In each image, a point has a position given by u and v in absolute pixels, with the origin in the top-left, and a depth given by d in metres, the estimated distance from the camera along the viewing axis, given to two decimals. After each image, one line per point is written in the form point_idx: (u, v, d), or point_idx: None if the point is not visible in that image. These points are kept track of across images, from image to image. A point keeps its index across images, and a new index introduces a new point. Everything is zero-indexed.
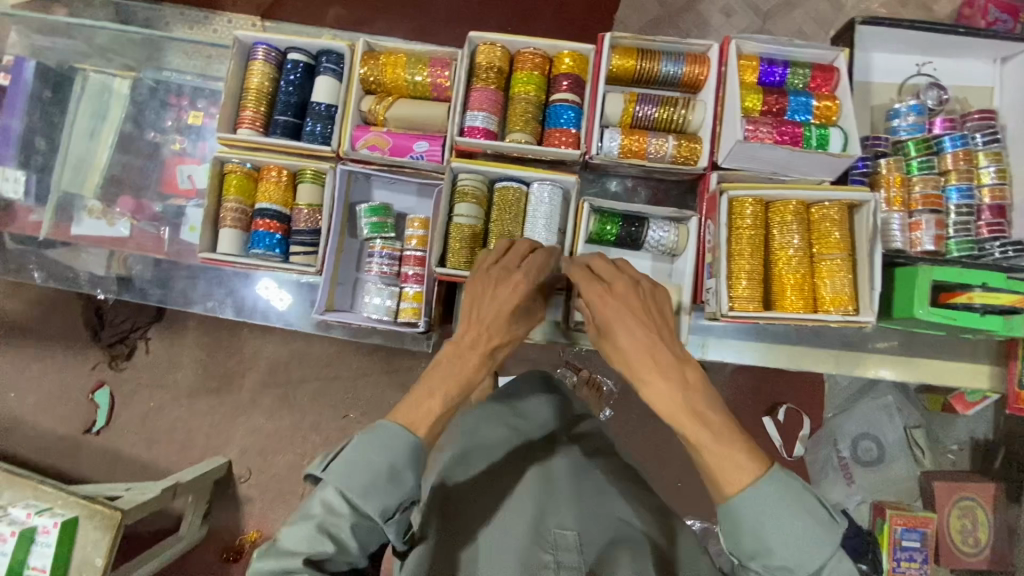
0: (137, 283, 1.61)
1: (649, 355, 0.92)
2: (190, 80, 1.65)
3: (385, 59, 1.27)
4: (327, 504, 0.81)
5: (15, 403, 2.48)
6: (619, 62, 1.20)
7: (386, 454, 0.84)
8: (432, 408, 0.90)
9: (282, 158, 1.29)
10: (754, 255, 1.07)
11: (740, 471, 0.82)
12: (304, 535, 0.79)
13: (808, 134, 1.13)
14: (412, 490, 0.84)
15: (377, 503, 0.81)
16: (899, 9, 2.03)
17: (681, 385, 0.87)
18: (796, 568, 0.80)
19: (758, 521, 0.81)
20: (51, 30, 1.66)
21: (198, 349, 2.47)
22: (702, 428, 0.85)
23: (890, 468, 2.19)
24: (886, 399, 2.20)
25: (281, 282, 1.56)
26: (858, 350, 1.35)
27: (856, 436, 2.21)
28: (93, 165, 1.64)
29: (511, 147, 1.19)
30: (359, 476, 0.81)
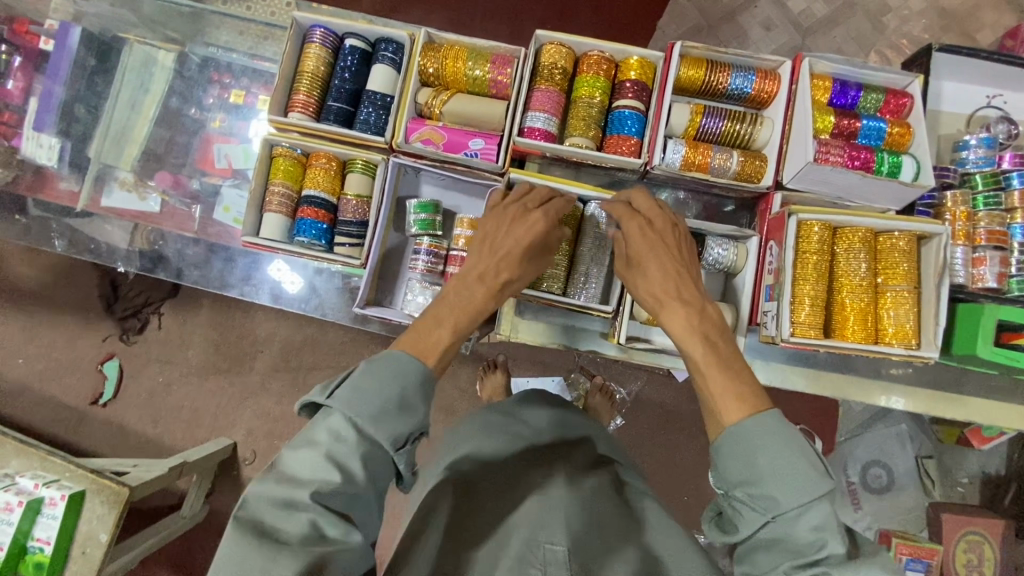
0: (174, 263, 1.59)
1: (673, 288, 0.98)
2: (235, 57, 1.62)
3: (446, 51, 1.24)
4: (333, 432, 0.75)
5: (23, 370, 2.46)
6: (688, 72, 1.17)
7: (395, 381, 0.80)
8: (438, 339, 0.88)
9: (333, 145, 1.27)
10: (819, 281, 1.04)
11: (740, 401, 0.85)
12: (311, 461, 0.73)
13: (880, 159, 1.11)
14: (423, 421, 0.80)
15: (388, 429, 0.76)
16: (941, 35, 2.02)
17: (700, 312, 0.94)
18: (783, 500, 0.76)
19: (746, 442, 0.80)
20: None
21: (210, 328, 2.44)
22: (709, 353, 0.91)
23: (899, 497, 2.18)
24: (899, 427, 2.19)
25: (292, 265, 1.55)
26: (877, 378, 1.32)
27: (866, 462, 2.20)
28: (132, 138, 1.62)
29: (573, 151, 1.16)
30: (368, 402, 0.77)
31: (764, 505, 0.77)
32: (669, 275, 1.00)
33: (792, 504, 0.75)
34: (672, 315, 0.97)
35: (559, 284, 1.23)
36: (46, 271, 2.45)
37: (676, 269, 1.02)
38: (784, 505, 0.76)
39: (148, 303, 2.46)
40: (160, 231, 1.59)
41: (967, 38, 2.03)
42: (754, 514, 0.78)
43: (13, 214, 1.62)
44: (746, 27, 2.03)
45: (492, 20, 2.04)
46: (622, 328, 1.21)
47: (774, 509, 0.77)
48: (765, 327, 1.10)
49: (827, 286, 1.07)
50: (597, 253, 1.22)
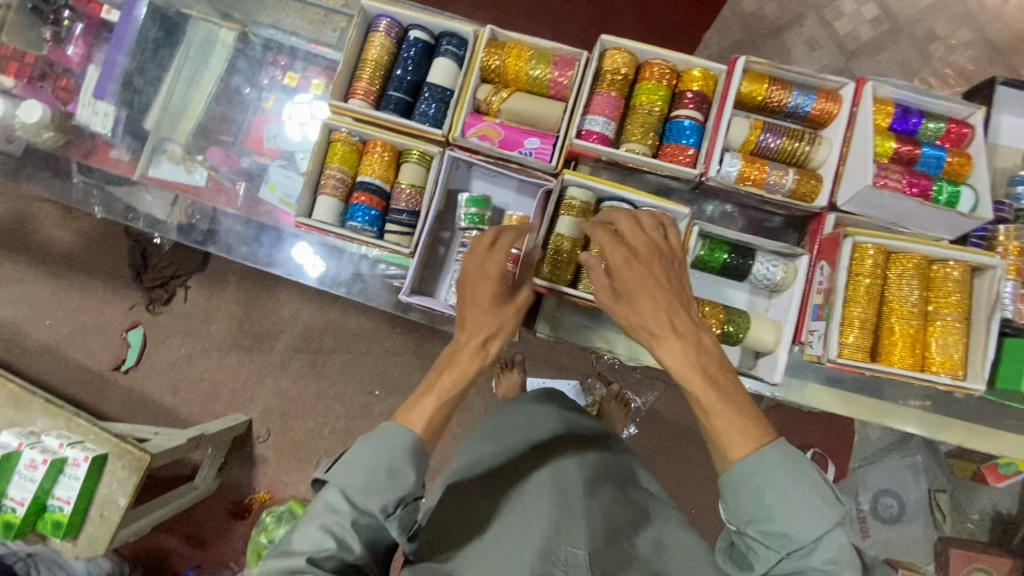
0: (224, 238, 1.64)
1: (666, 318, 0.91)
2: (293, 41, 1.65)
3: (509, 50, 1.25)
4: (329, 505, 0.86)
5: (50, 331, 2.51)
6: (750, 87, 1.18)
7: (387, 452, 0.89)
8: (425, 408, 0.93)
9: (390, 134, 1.28)
10: (868, 305, 1.05)
11: (743, 437, 0.85)
12: (310, 533, 0.83)
13: (938, 189, 1.11)
14: (413, 487, 0.88)
15: (376, 499, 0.86)
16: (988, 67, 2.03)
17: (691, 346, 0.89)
18: (796, 538, 0.81)
19: (759, 486, 0.83)
20: None
21: (235, 304, 2.47)
22: (707, 388, 0.88)
23: (908, 528, 2.16)
24: (913, 457, 2.18)
25: (315, 249, 1.61)
26: (903, 408, 1.31)
27: (877, 491, 2.19)
28: (188, 112, 1.65)
29: (629, 157, 1.17)
30: (359, 475, 0.87)
31: (778, 543, 0.82)
32: (645, 307, 0.92)
33: (803, 540, 0.80)
34: (666, 352, 0.91)
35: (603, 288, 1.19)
36: (81, 237, 2.50)
37: (655, 295, 0.92)
38: (797, 541, 0.81)
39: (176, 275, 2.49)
40: (206, 206, 1.65)
41: (1013, 72, 2.03)
42: (769, 551, 0.82)
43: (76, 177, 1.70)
44: (790, 44, 2.09)
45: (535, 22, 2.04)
46: None
47: (786, 546, 0.81)
48: (810, 346, 1.11)
49: (877, 311, 1.07)
50: None
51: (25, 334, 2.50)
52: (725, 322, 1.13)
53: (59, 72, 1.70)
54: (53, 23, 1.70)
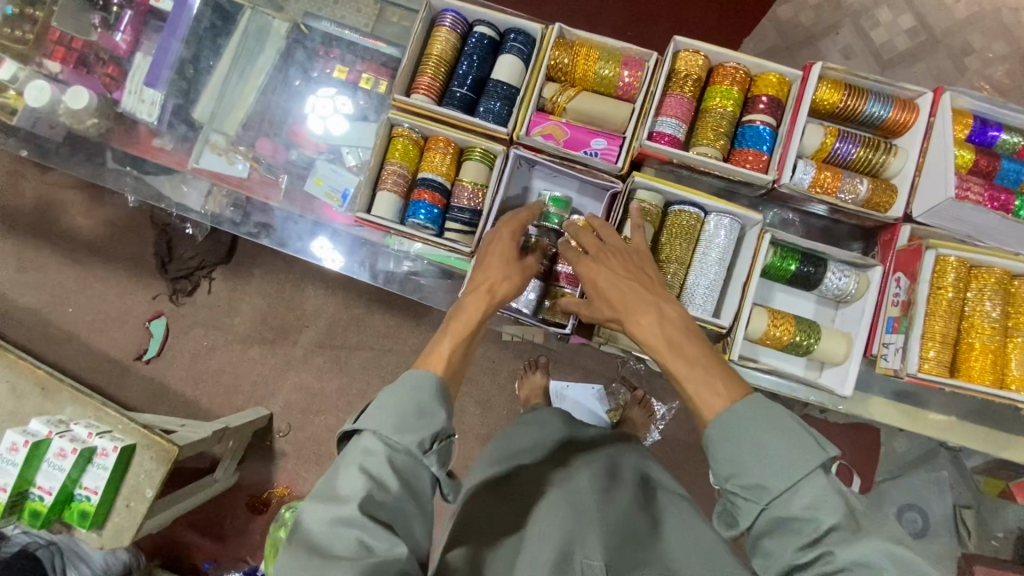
0: (279, 231, 1.64)
1: (625, 294, 1.00)
2: (346, 33, 1.64)
3: (579, 49, 1.24)
4: (363, 448, 0.83)
5: (72, 318, 2.49)
6: (826, 94, 1.16)
7: (413, 393, 0.88)
8: (440, 350, 0.95)
9: (453, 130, 1.27)
10: (948, 318, 1.04)
11: (715, 394, 0.87)
12: (349, 479, 0.80)
13: (1019, 204, 1.10)
14: (445, 422, 0.86)
15: (413, 434, 0.83)
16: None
17: (654, 315, 0.96)
18: (770, 486, 0.78)
19: (733, 434, 0.82)
20: None
21: (259, 298, 2.45)
22: (677, 358, 0.92)
23: (933, 544, 2.14)
24: (941, 473, 2.15)
25: (336, 243, 1.63)
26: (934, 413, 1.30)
27: (902, 505, 2.16)
28: (237, 103, 1.64)
29: (701, 160, 1.15)
30: (390, 416, 0.85)
31: (754, 494, 0.79)
32: (620, 286, 1.01)
33: (781, 489, 0.77)
34: (640, 327, 0.97)
35: (672, 292, 1.15)
36: (107, 224, 2.48)
37: (630, 279, 1.02)
38: (772, 489, 0.77)
39: (200, 266, 2.46)
40: (254, 198, 1.65)
41: None
42: (749, 504, 0.79)
43: (126, 167, 1.71)
44: (825, 53, 2.10)
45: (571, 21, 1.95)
46: (736, 345, 1.13)
47: (766, 497, 0.78)
48: (884, 359, 1.11)
49: (956, 325, 1.06)
50: (714, 265, 1.14)
51: (46, 321, 2.48)
52: (795, 331, 1.14)
53: (104, 58, 1.68)
54: (103, 9, 1.67)
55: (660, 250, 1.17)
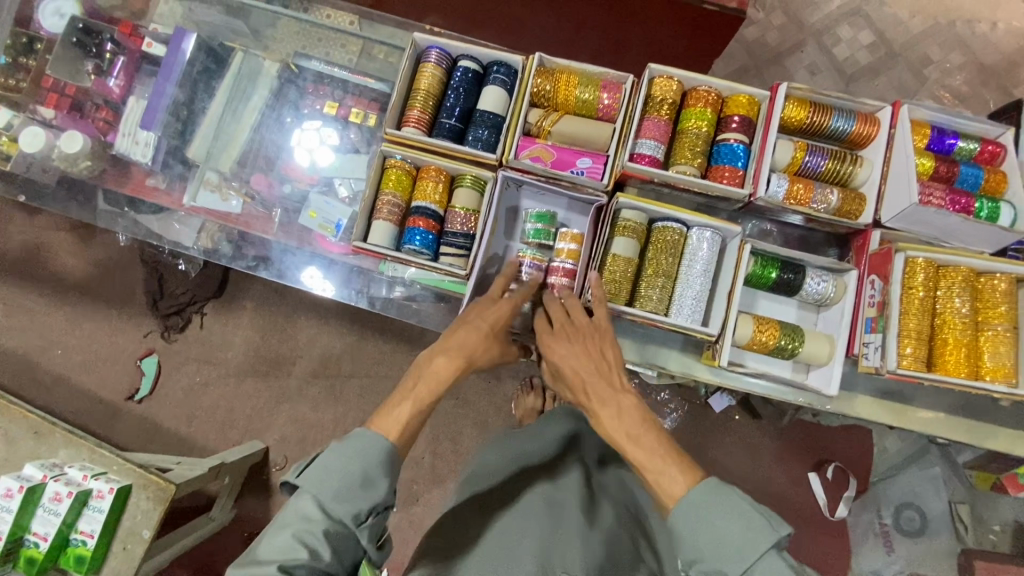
0: (277, 263, 1.68)
1: (590, 384, 1.07)
2: (334, 70, 1.71)
3: (559, 77, 1.31)
4: (303, 513, 0.90)
5: (61, 360, 2.47)
6: (793, 112, 1.24)
7: (359, 462, 0.95)
8: (398, 416, 1.03)
9: (444, 159, 1.32)
10: (921, 316, 1.10)
11: (674, 482, 0.93)
12: (282, 542, 0.86)
13: (979, 206, 1.17)
14: (385, 496, 0.94)
15: (349, 506, 0.90)
16: (981, 89, 2.22)
17: (614, 413, 1.02)
18: (726, 569, 0.82)
19: (691, 521, 0.87)
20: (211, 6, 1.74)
21: (253, 330, 2.46)
22: (636, 448, 0.98)
23: (931, 542, 2.18)
24: (934, 470, 2.20)
25: (326, 274, 1.67)
26: (903, 402, 1.32)
27: (899, 504, 2.21)
28: (231, 141, 1.69)
29: (680, 178, 1.22)
30: (332, 483, 0.92)
31: None
32: (580, 370, 1.09)
33: (736, 572, 0.81)
34: (600, 418, 1.04)
35: (659, 305, 1.21)
36: (96, 263, 2.49)
37: (591, 366, 1.09)
38: (729, 574, 0.82)
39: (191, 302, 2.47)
40: (249, 233, 1.69)
41: (1006, 92, 2.24)
42: None
43: (122, 208, 1.76)
44: (792, 69, 2.24)
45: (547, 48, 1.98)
46: (724, 351, 1.18)
47: None
48: (865, 358, 1.15)
49: (930, 322, 1.11)
50: (699, 277, 1.20)
51: (35, 365, 2.46)
52: (780, 335, 1.19)
53: (98, 102, 1.73)
54: (96, 56, 1.71)
55: (647, 265, 1.23)
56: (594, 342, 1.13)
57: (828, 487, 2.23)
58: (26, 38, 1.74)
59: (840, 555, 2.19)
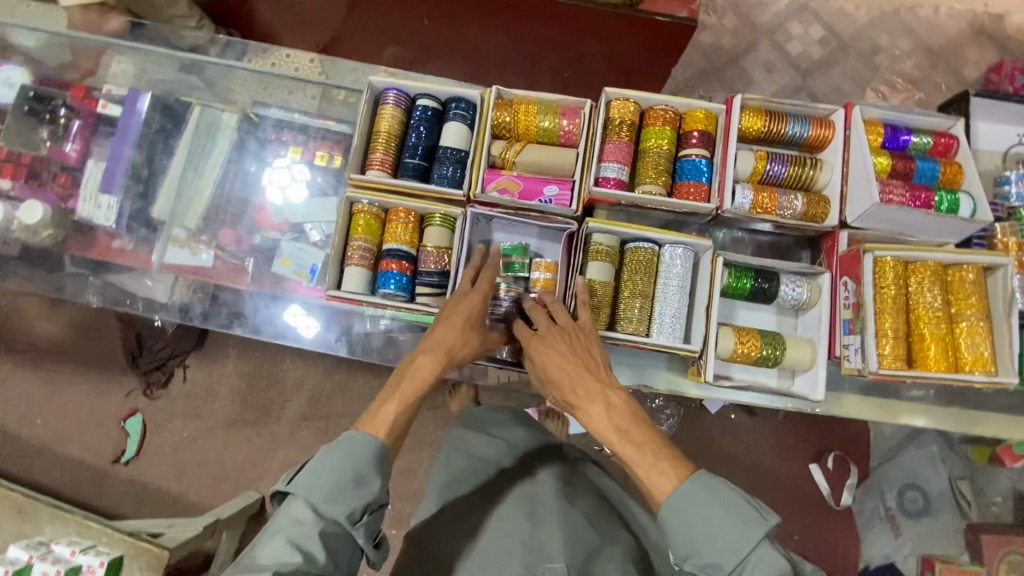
0: (252, 319, 1.66)
1: (576, 381, 1.04)
2: (295, 116, 1.70)
3: (518, 107, 1.32)
4: (295, 517, 0.88)
5: (43, 430, 2.39)
6: (749, 122, 1.26)
7: (351, 460, 0.93)
8: (383, 415, 1.00)
9: (411, 200, 1.32)
10: (896, 314, 1.12)
11: (666, 479, 0.92)
12: (275, 547, 0.85)
13: (939, 199, 1.19)
14: (379, 494, 0.93)
15: (345, 506, 0.89)
16: (933, 70, 2.29)
17: (603, 407, 0.99)
18: (722, 563, 0.84)
19: (683, 516, 0.88)
20: (169, 65, 1.73)
21: (238, 378, 2.41)
22: (628, 443, 0.96)
23: (937, 521, 2.18)
24: (930, 448, 2.22)
25: (309, 310, 1.64)
26: (891, 397, 1.33)
27: (901, 486, 2.21)
28: (196, 196, 1.67)
29: (647, 199, 1.22)
30: (323, 483, 0.90)
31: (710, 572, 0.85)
32: (567, 371, 1.06)
33: (732, 566, 0.83)
34: (589, 416, 1.00)
35: (639, 326, 1.21)
36: (71, 327, 2.43)
37: (577, 363, 1.07)
38: (725, 568, 0.84)
39: (173, 355, 2.42)
40: (222, 285, 1.66)
41: (956, 71, 2.30)
42: None
43: (89, 272, 1.71)
44: (749, 69, 2.29)
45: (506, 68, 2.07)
46: (708, 366, 1.18)
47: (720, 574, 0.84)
48: (847, 360, 1.16)
49: (905, 319, 1.13)
50: (676, 294, 1.20)
51: (17, 438, 2.38)
52: (761, 346, 1.19)
53: (56, 168, 1.68)
54: (50, 122, 1.68)
55: (624, 286, 1.23)
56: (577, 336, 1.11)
57: (830, 477, 2.25)
58: None
59: (851, 543, 2.20)
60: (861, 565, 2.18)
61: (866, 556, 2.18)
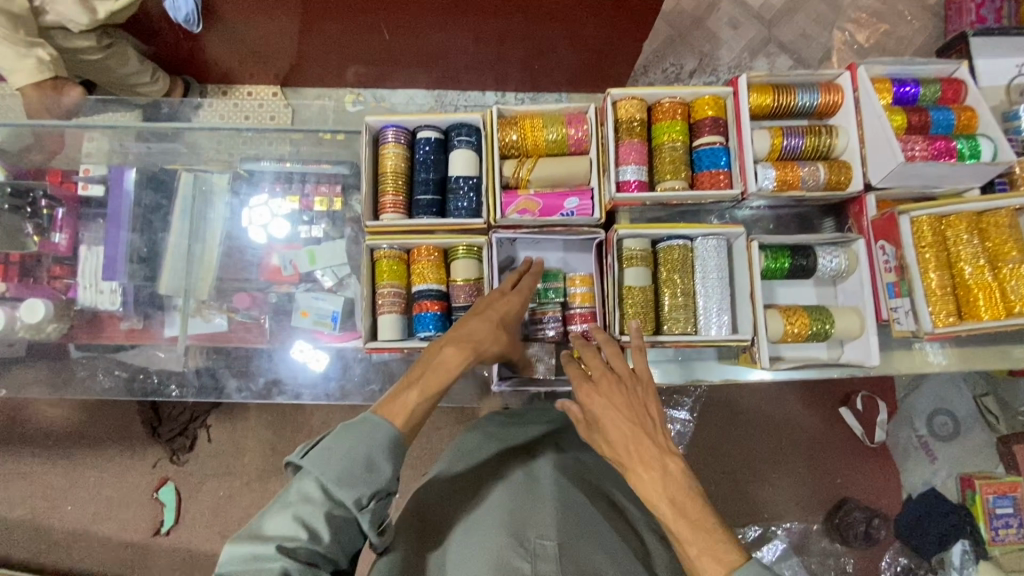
0: (291, 384, 1.61)
1: (632, 443, 1.00)
2: (289, 166, 1.67)
3: (522, 123, 1.29)
4: (304, 494, 0.88)
5: (75, 515, 2.23)
6: (756, 101, 1.25)
7: (364, 445, 0.91)
8: (405, 403, 0.98)
9: (432, 237, 1.28)
10: (941, 271, 1.14)
11: (713, 560, 0.90)
12: (280, 521, 0.85)
13: (960, 146, 1.19)
14: (388, 481, 0.91)
15: (351, 490, 0.88)
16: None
17: (661, 477, 0.96)
18: None
19: None
20: (149, 135, 1.68)
21: (263, 429, 2.27)
22: (681, 520, 0.94)
23: (968, 440, 2.25)
24: (950, 372, 2.28)
25: (316, 344, 1.60)
26: (928, 342, 1.35)
27: (930, 413, 2.27)
28: (202, 265, 1.62)
29: (671, 196, 1.21)
30: (335, 464, 0.89)
31: None
32: (622, 429, 1.02)
33: None
34: (641, 481, 0.98)
35: (686, 324, 1.21)
36: (79, 409, 2.28)
37: (634, 422, 1.02)
38: None
39: (193, 419, 2.29)
40: (245, 350, 1.62)
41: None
42: None
43: (101, 355, 1.64)
44: (715, 29, 2.26)
45: (473, 67, 2.03)
46: (763, 352, 1.17)
47: None
48: (897, 323, 1.18)
49: (949, 273, 1.15)
50: (716, 287, 1.20)
51: (46, 529, 2.23)
52: (811, 323, 1.20)
53: (50, 263, 1.61)
54: (33, 216, 1.61)
55: (663, 287, 1.23)
56: (630, 389, 1.06)
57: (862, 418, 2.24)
58: None
59: (890, 477, 2.21)
60: (904, 496, 2.20)
61: (908, 487, 2.21)
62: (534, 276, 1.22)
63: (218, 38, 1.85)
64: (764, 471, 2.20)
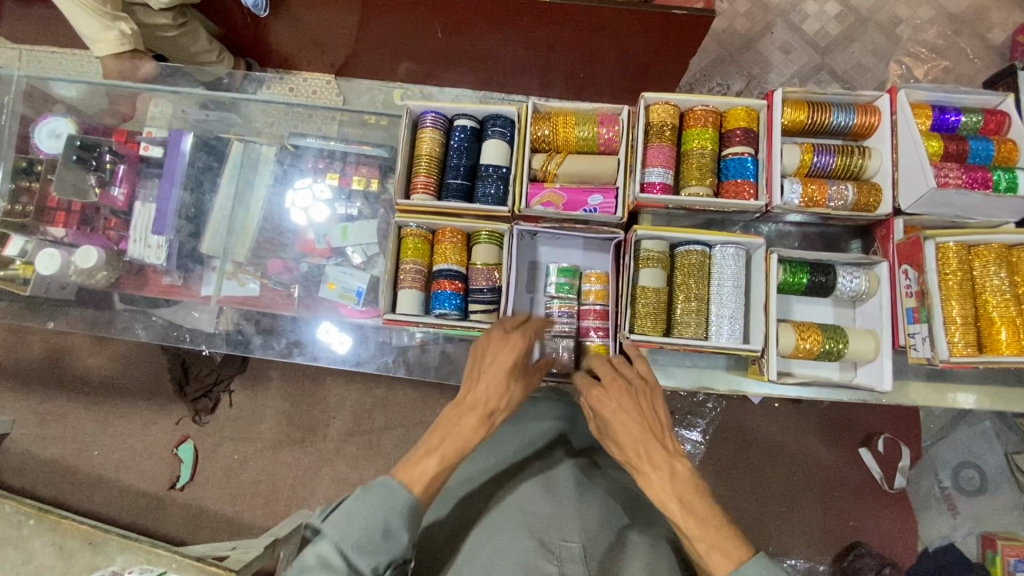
0: (310, 346, 1.68)
1: (639, 445, 1.00)
2: (332, 144, 1.76)
3: (556, 119, 1.33)
4: (323, 559, 0.90)
5: (99, 461, 2.36)
6: (791, 116, 1.27)
7: (383, 511, 0.94)
8: (425, 469, 1.00)
9: (457, 219, 1.34)
10: (965, 299, 1.14)
11: (725, 556, 0.90)
12: None
13: (997, 177, 1.20)
14: (404, 548, 0.94)
15: (370, 560, 0.91)
16: (958, 36, 2.23)
17: (669, 475, 0.96)
18: None
19: None
20: (214, 104, 1.81)
21: (282, 400, 2.36)
22: (688, 514, 0.94)
23: (995, 498, 2.13)
24: (983, 424, 2.18)
25: (341, 326, 1.67)
26: (948, 381, 1.31)
27: (956, 465, 2.17)
28: (242, 229, 1.73)
29: (696, 200, 1.22)
30: (353, 533, 0.91)
31: None
32: (633, 430, 1.02)
33: None
34: (649, 481, 0.98)
35: (698, 328, 1.23)
36: (116, 360, 2.41)
37: (639, 423, 1.03)
38: None
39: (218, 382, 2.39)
40: (272, 313, 1.70)
41: (982, 37, 2.23)
42: None
43: (142, 309, 1.75)
44: (766, 52, 2.25)
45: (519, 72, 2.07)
46: (771, 363, 1.17)
47: None
48: (914, 349, 1.19)
49: (973, 303, 1.16)
50: (731, 295, 1.21)
51: (73, 470, 2.36)
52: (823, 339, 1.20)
53: (106, 214, 1.73)
54: (96, 168, 1.73)
55: (678, 291, 1.25)
56: (642, 394, 1.08)
57: (882, 460, 2.18)
58: (25, 161, 1.75)
59: (907, 526, 2.12)
60: (919, 546, 2.11)
61: (925, 538, 2.12)
62: (544, 322, 1.20)
63: (284, 25, 1.97)
64: (771, 502, 2.15)
